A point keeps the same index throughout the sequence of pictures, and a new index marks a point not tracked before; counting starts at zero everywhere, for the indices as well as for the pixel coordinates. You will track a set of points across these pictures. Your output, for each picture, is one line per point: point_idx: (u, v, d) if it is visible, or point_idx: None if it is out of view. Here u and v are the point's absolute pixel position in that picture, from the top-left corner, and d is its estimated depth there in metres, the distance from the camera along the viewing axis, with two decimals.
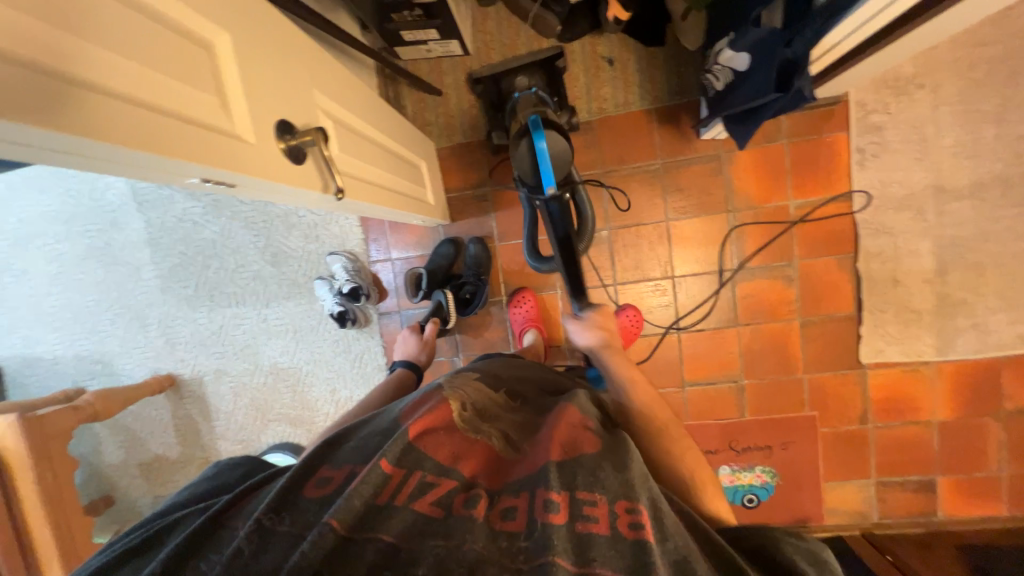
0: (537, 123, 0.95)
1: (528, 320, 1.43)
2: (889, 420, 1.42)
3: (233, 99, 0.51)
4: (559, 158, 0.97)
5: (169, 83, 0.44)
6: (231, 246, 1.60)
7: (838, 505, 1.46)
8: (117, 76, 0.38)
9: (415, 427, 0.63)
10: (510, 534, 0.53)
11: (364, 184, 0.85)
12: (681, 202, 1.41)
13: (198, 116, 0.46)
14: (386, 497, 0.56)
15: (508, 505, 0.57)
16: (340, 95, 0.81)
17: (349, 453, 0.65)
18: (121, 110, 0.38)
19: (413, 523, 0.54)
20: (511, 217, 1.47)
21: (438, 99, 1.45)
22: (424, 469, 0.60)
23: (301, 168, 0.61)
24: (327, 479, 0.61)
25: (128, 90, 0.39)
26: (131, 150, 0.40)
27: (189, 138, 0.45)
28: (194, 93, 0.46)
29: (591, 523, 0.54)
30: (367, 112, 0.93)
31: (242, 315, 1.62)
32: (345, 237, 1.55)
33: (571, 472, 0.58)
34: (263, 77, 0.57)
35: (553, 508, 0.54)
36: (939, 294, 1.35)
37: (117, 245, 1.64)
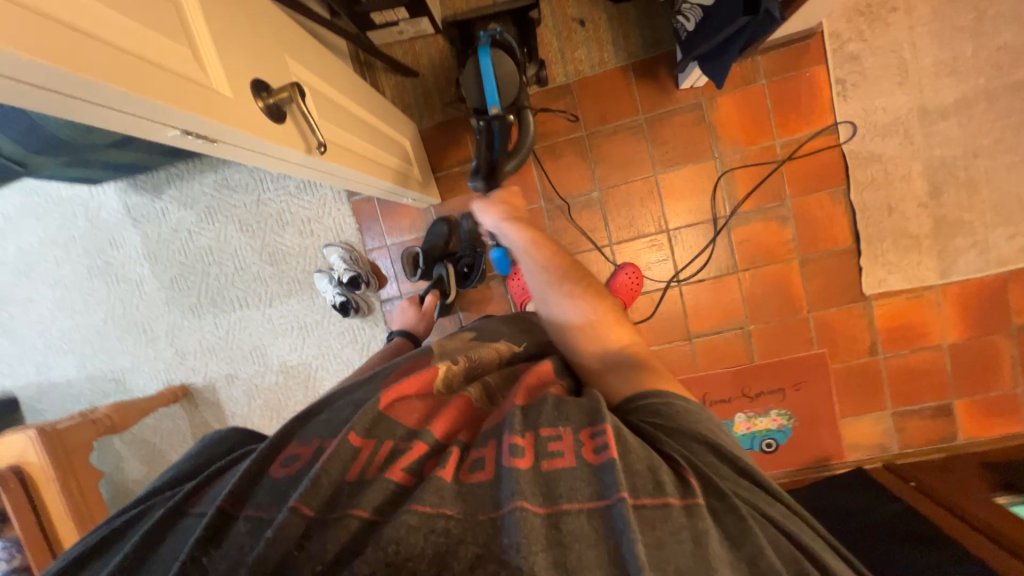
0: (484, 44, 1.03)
1: (528, 290, 1.44)
2: (899, 349, 1.41)
3: (206, 54, 0.52)
4: (504, 79, 1.05)
5: (139, 30, 0.45)
6: (229, 250, 1.61)
7: (857, 440, 1.46)
8: (84, 16, 0.39)
9: (387, 396, 0.62)
10: (477, 486, 0.50)
11: (348, 152, 0.87)
12: (667, 155, 1.42)
13: (172, 65, 0.47)
14: (357, 471, 0.54)
15: (476, 457, 0.54)
16: (314, 66, 0.82)
17: (320, 429, 0.63)
18: (94, 48, 0.39)
19: (384, 493, 0.51)
20: None
21: (415, 81, 1.46)
22: (395, 436, 0.58)
23: (282, 126, 0.63)
24: (294, 457, 0.59)
25: (99, 31, 0.40)
26: (108, 89, 0.40)
27: (167, 84, 0.46)
28: (167, 44, 0.47)
29: (557, 459, 0.51)
30: (344, 87, 0.95)
31: (246, 317, 1.64)
32: (339, 228, 1.57)
33: (537, 415, 0.56)
34: (233, 35, 0.58)
35: (518, 453, 0.51)
36: (936, 216, 1.35)
37: (116, 263, 1.66)
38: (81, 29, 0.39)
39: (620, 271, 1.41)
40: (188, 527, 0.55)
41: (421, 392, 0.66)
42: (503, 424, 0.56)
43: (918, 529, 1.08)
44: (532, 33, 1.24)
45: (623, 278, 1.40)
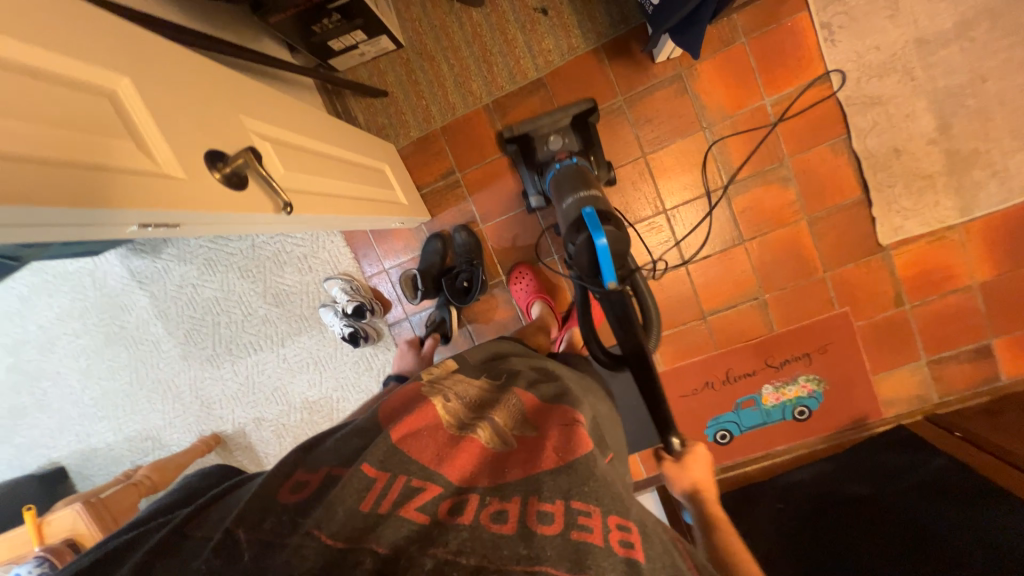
0: (595, 220, 0.82)
1: (532, 292, 1.41)
2: (926, 296, 1.35)
3: (152, 140, 0.51)
4: (622, 255, 0.84)
5: (78, 137, 0.44)
6: (234, 298, 1.63)
7: (895, 394, 1.41)
8: (12, 141, 0.38)
9: (399, 430, 0.61)
10: (499, 536, 0.50)
11: (321, 197, 0.85)
12: (654, 134, 1.36)
13: (116, 163, 0.46)
14: (371, 504, 0.53)
15: (498, 508, 0.54)
16: (272, 116, 0.80)
17: (325, 459, 0.63)
18: (26, 174, 0.39)
19: (400, 533, 0.50)
20: (488, 197, 1.45)
21: (386, 100, 1.43)
22: (409, 473, 0.58)
23: (244, 193, 0.61)
24: (302, 484, 0.58)
25: (27, 150, 0.39)
26: (50, 209, 0.40)
27: (111, 185, 0.45)
28: (106, 141, 0.46)
29: (586, 532, 0.52)
30: (310, 127, 0.93)
31: (262, 360, 1.66)
32: (336, 260, 1.57)
33: (566, 481, 0.57)
34: (181, 110, 0.57)
35: (545, 518, 0.52)
36: (948, 152, 1.27)
37: (131, 326, 1.70)
38: (11, 155, 0.38)
39: None
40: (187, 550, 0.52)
41: (433, 430, 0.64)
42: (532, 484, 0.57)
43: (969, 483, 1.04)
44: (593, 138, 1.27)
45: None
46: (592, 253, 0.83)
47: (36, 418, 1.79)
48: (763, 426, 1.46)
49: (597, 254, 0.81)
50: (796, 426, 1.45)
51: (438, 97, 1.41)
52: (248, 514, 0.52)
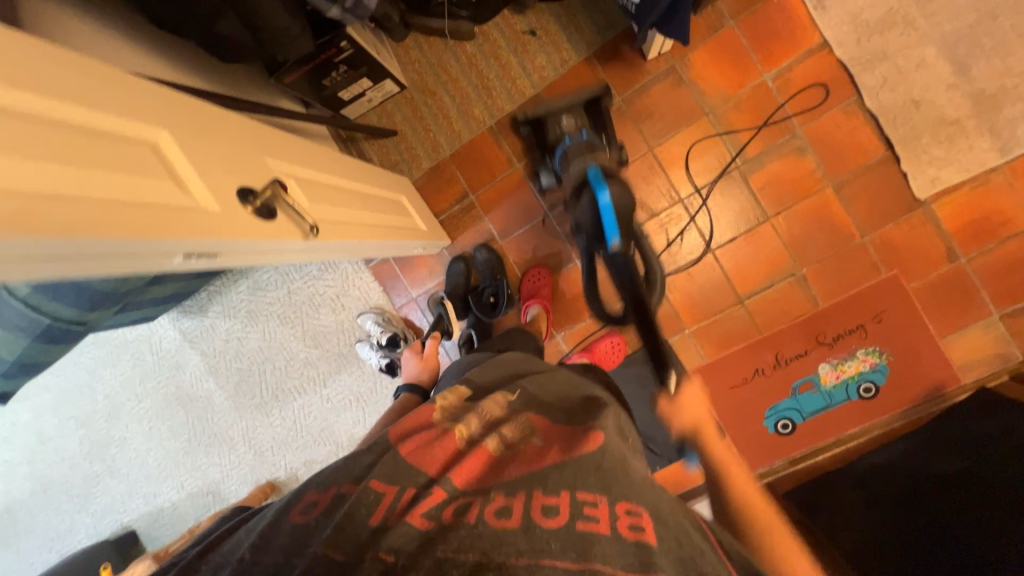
0: (597, 179, 0.99)
1: (534, 293, 1.43)
2: (982, 245, 1.25)
3: (188, 178, 0.56)
4: (623, 210, 0.98)
5: (130, 181, 0.50)
6: (276, 345, 1.71)
7: (971, 357, 1.28)
8: (85, 188, 0.45)
9: (408, 447, 0.66)
10: (501, 530, 0.50)
11: (345, 224, 0.90)
12: (657, 127, 1.37)
13: (160, 199, 0.51)
14: (383, 517, 0.55)
15: (502, 504, 0.54)
16: (291, 157, 0.86)
17: (332, 477, 0.65)
18: (102, 210, 0.45)
19: (410, 539, 0.52)
20: (503, 213, 1.49)
21: (396, 139, 1.52)
22: (417, 483, 0.61)
23: (275, 221, 0.66)
24: (312, 504, 0.59)
25: (85, 190, 0.45)
26: (123, 240, 0.45)
27: (158, 218, 0.50)
28: (151, 182, 0.52)
29: (592, 522, 0.53)
30: (329, 165, 1.00)
31: (308, 403, 1.71)
32: (366, 295, 1.63)
33: (572, 473, 0.59)
34: (210, 151, 0.62)
35: (551, 512, 0.53)
36: (972, 93, 1.21)
37: (186, 385, 1.79)
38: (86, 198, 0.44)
39: (605, 339, 1.41)
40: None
41: (447, 449, 0.66)
42: (535, 480, 0.58)
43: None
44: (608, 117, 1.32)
45: (606, 346, 1.40)
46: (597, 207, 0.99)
47: (107, 484, 1.89)
48: (828, 410, 1.36)
49: (600, 209, 0.98)
50: (864, 406, 1.34)
51: (444, 128, 1.49)
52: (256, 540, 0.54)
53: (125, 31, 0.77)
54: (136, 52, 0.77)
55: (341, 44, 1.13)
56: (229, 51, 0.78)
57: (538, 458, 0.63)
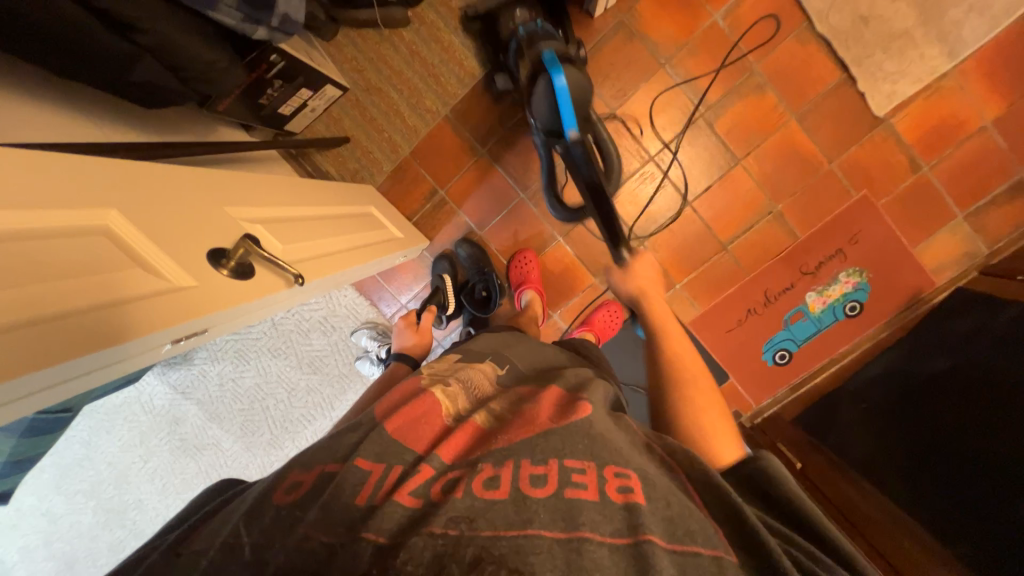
0: (552, 60, 0.91)
1: (526, 278, 1.41)
2: (941, 150, 1.29)
3: (152, 257, 0.53)
4: (580, 103, 0.93)
5: (87, 281, 0.46)
6: (274, 378, 1.67)
7: (942, 260, 1.35)
8: (42, 304, 0.42)
9: (394, 422, 0.60)
10: (493, 505, 0.47)
11: (325, 258, 0.87)
12: (616, 87, 1.34)
13: (132, 291, 0.49)
14: (366, 496, 0.51)
15: (490, 473, 0.51)
16: (251, 200, 0.81)
17: (316, 455, 0.59)
18: (61, 334, 0.42)
19: (397, 520, 0.47)
20: (477, 203, 1.45)
21: (350, 146, 1.44)
22: (404, 462, 0.56)
23: (253, 280, 0.62)
24: (296, 485, 0.54)
25: (50, 307, 0.43)
26: (86, 359, 0.44)
27: (134, 315, 0.48)
28: (118, 274, 0.49)
29: (580, 489, 0.50)
30: (293, 196, 0.95)
31: (319, 428, 1.69)
32: (355, 312, 1.60)
33: (558, 441, 0.55)
34: (164, 220, 0.57)
35: (539, 482, 0.50)
36: (918, 1, 1.21)
37: (190, 436, 1.75)
38: (45, 317, 0.42)
39: (602, 308, 1.42)
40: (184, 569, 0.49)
41: (435, 420, 0.61)
42: (526, 444, 0.55)
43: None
44: (559, 16, 1.22)
45: (605, 315, 1.40)
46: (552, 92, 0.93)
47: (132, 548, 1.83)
48: (820, 334, 1.42)
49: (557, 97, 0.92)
50: (851, 324, 1.41)
51: (398, 125, 1.41)
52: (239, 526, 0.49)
53: (32, 94, 0.68)
54: (49, 114, 0.69)
55: (271, 58, 1.04)
56: (156, 98, 0.71)
57: (529, 419, 0.60)
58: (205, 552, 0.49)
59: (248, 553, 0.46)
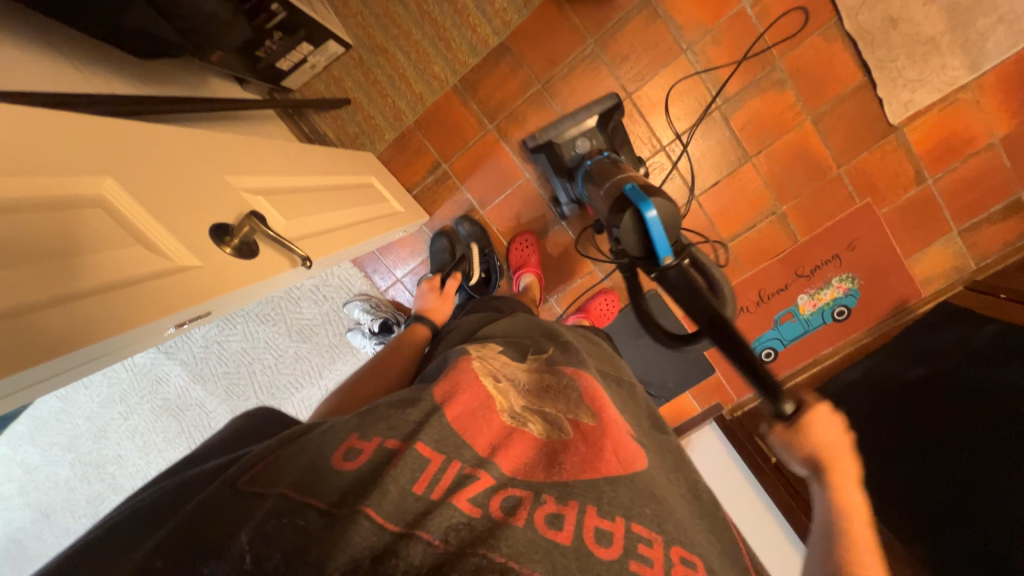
0: (639, 193, 0.77)
1: (525, 261, 1.39)
2: (948, 164, 1.30)
3: (159, 239, 0.54)
4: (675, 228, 0.78)
5: (96, 263, 0.48)
6: (261, 344, 1.64)
7: (932, 272, 1.38)
8: (52, 287, 0.45)
9: (453, 412, 0.58)
10: (554, 547, 0.46)
11: (326, 234, 0.85)
12: (634, 70, 1.29)
13: (138, 274, 0.51)
14: (422, 488, 0.50)
15: (553, 510, 0.50)
16: (250, 169, 0.76)
17: (373, 424, 0.57)
18: (68, 318, 0.45)
19: (454, 523, 0.47)
20: (481, 180, 1.40)
21: (351, 109, 1.36)
22: (464, 459, 0.54)
23: (258, 258, 0.64)
24: (356, 451, 0.54)
25: (57, 290, 0.45)
26: (97, 344, 0.47)
27: (143, 298, 0.51)
28: (121, 253, 0.50)
29: (645, 565, 0.47)
30: (292, 164, 0.90)
31: (307, 395, 1.68)
32: (349, 283, 1.57)
33: (627, 496, 0.53)
34: (169, 196, 0.57)
35: (603, 540, 0.48)
36: (947, 8, 1.18)
37: (172, 395, 1.72)
38: (55, 301, 0.45)
39: (599, 297, 1.42)
40: (243, 504, 0.47)
41: (492, 415, 0.60)
42: (595, 490, 0.53)
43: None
44: (621, 137, 1.23)
45: (601, 304, 1.41)
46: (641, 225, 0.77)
47: (113, 501, 1.83)
48: (806, 336, 1.46)
49: (648, 228, 0.76)
50: (837, 327, 1.45)
51: (403, 91, 1.34)
52: (306, 484, 0.49)
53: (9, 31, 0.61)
54: (25, 55, 0.62)
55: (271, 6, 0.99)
56: (149, 47, 0.65)
57: (593, 438, 0.59)
58: (262, 498, 0.48)
59: (314, 514, 0.46)
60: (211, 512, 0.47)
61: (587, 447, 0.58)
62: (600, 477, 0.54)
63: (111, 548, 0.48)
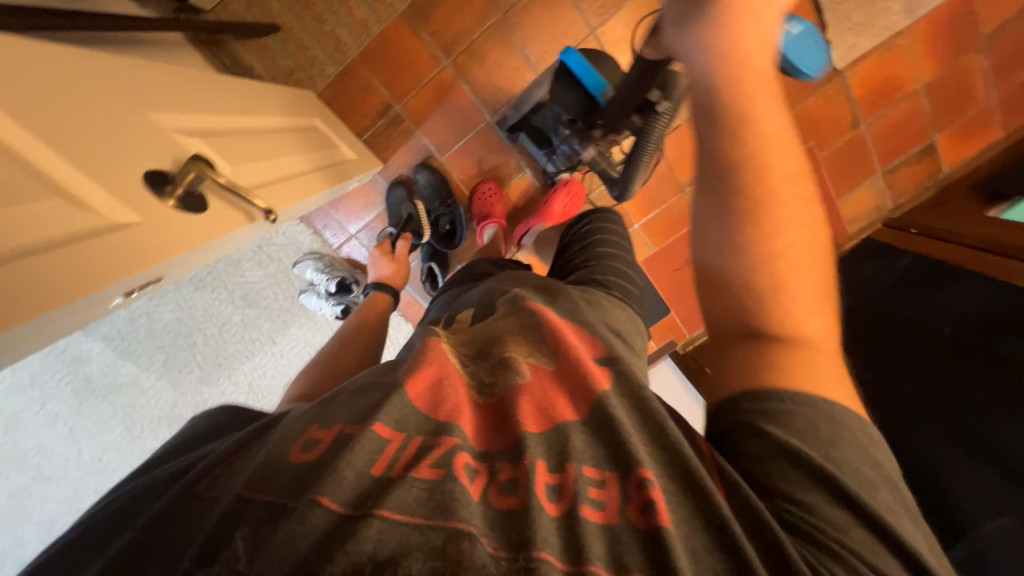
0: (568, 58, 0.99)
1: (489, 211, 1.32)
2: (879, 110, 1.40)
3: (86, 194, 0.48)
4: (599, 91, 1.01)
5: (18, 218, 0.42)
6: (200, 313, 1.48)
7: (858, 212, 1.52)
8: (4, 237, 0.40)
9: (414, 380, 0.52)
10: (501, 515, 0.43)
11: (280, 182, 0.77)
12: (598, 2, 1.21)
13: (78, 230, 0.46)
14: (384, 466, 0.45)
15: (503, 474, 0.46)
16: (170, 108, 0.64)
17: (338, 406, 0.52)
18: (2, 274, 0.39)
19: (414, 496, 0.42)
20: (439, 123, 1.30)
21: (281, 37, 1.18)
22: (423, 430, 0.48)
23: (208, 211, 0.59)
24: (314, 441, 0.48)
25: (4, 244, 0.40)
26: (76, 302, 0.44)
27: (94, 252, 0.46)
28: (54, 204, 0.45)
29: (595, 509, 0.44)
30: (226, 102, 0.78)
31: (260, 364, 1.57)
32: (297, 242, 1.44)
33: (583, 443, 0.48)
34: (89, 146, 0.50)
35: (553, 492, 0.45)
36: None
37: (98, 375, 1.53)
38: (8, 257, 0.40)
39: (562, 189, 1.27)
40: (199, 511, 0.44)
41: (454, 383, 0.54)
42: (548, 444, 0.48)
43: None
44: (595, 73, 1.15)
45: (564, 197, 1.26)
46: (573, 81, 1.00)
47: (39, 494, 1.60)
48: None
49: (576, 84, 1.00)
50: None
51: (343, 18, 1.18)
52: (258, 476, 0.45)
53: None
54: None
55: None
56: None
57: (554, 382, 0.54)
58: (216, 503, 0.45)
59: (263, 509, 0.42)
60: (168, 521, 0.44)
61: (547, 396, 0.52)
62: (556, 430, 0.49)
63: (77, 558, 0.45)
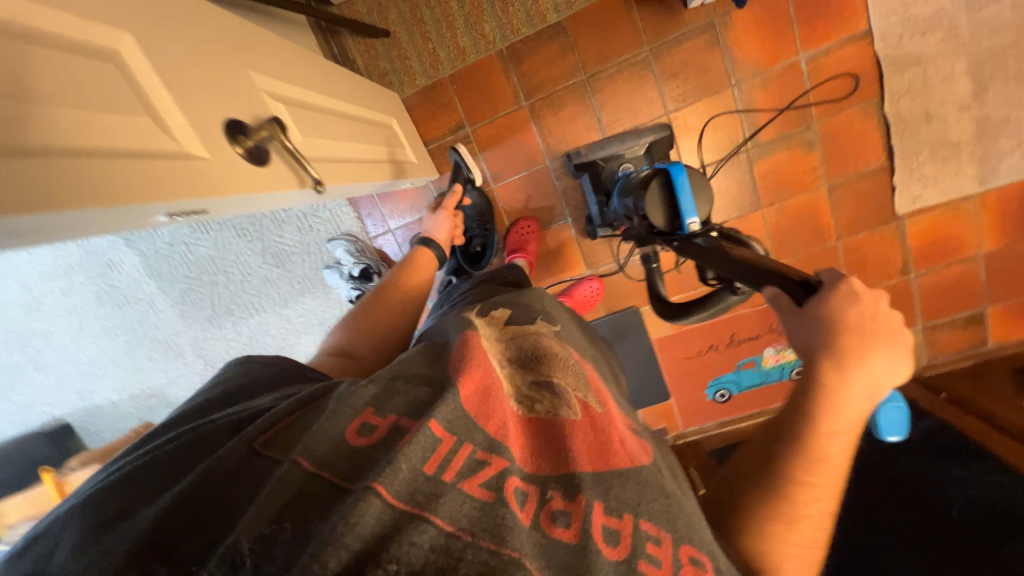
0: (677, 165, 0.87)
1: (521, 245, 1.37)
2: (933, 264, 1.37)
3: (171, 121, 0.54)
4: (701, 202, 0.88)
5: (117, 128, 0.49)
6: (230, 258, 1.56)
7: None
8: (68, 135, 0.44)
9: (466, 384, 0.50)
10: (556, 546, 0.41)
11: (333, 161, 0.81)
12: (679, 90, 1.27)
13: (142, 149, 0.50)
14: (434, 466, 0.43)
15: (560, 507, 0.44)
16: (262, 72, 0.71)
17: (388, 397, 0.53)
18: (94, 167, 0.45)
19: (467, 512, 0.40)
20: (501, 154, 1.37)
21: (388, 43, 1.30)
22: (475, 442, 0.46)
23: (267, 166, 0.65)
24: (370, 427, 0.49)
25: (63, 142, 0.43)
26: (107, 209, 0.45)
27: (144, 170, 0.49)
28: (125, 119, 0.49)
29: (654, 566, 0.43)
30: (315, 83, 0.86)
31: (266, 321, 1.64)
32: (338, 220, 1.51)
33: (637, 491, 0.47)
34: (183, 85, 0.56)
35: (614, 541, 0.43)
36: (979, 119, 1.22)
37: (122, 285, 1.61)
38: (62, 151, 0.43)
39: (586, 284, 1.42)
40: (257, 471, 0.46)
41: (502, 397, 0.51)
42: (604, 482, 0.46)
43: (973, 452, 1.14)
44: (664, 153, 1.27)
45: (586, 291, 1.42)
46: (671, 192, 0.88)
47: (31, 376, 1.70)
48: (760, 385, 1.53)
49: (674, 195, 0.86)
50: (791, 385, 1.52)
51: (446, 41, 1.29)
52: (312, 447, 0.45)
53: None
54: None
55: None
56: None
57: (603, 425, 0.52)
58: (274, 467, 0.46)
59: (316, 491, 0.42)
60: (222, 478, 0.45)
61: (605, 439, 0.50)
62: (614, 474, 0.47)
63: (115, 503, 0.46)
